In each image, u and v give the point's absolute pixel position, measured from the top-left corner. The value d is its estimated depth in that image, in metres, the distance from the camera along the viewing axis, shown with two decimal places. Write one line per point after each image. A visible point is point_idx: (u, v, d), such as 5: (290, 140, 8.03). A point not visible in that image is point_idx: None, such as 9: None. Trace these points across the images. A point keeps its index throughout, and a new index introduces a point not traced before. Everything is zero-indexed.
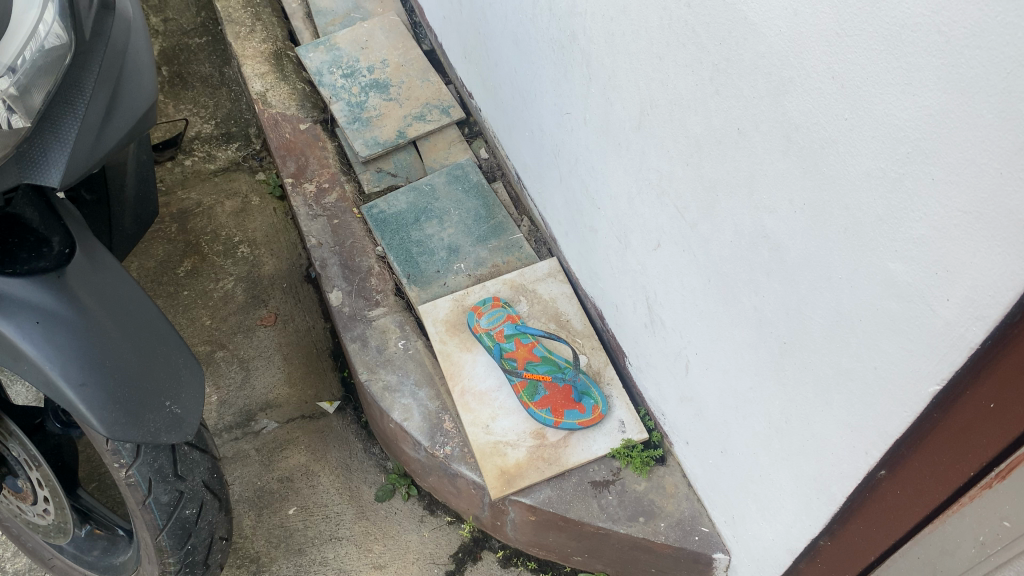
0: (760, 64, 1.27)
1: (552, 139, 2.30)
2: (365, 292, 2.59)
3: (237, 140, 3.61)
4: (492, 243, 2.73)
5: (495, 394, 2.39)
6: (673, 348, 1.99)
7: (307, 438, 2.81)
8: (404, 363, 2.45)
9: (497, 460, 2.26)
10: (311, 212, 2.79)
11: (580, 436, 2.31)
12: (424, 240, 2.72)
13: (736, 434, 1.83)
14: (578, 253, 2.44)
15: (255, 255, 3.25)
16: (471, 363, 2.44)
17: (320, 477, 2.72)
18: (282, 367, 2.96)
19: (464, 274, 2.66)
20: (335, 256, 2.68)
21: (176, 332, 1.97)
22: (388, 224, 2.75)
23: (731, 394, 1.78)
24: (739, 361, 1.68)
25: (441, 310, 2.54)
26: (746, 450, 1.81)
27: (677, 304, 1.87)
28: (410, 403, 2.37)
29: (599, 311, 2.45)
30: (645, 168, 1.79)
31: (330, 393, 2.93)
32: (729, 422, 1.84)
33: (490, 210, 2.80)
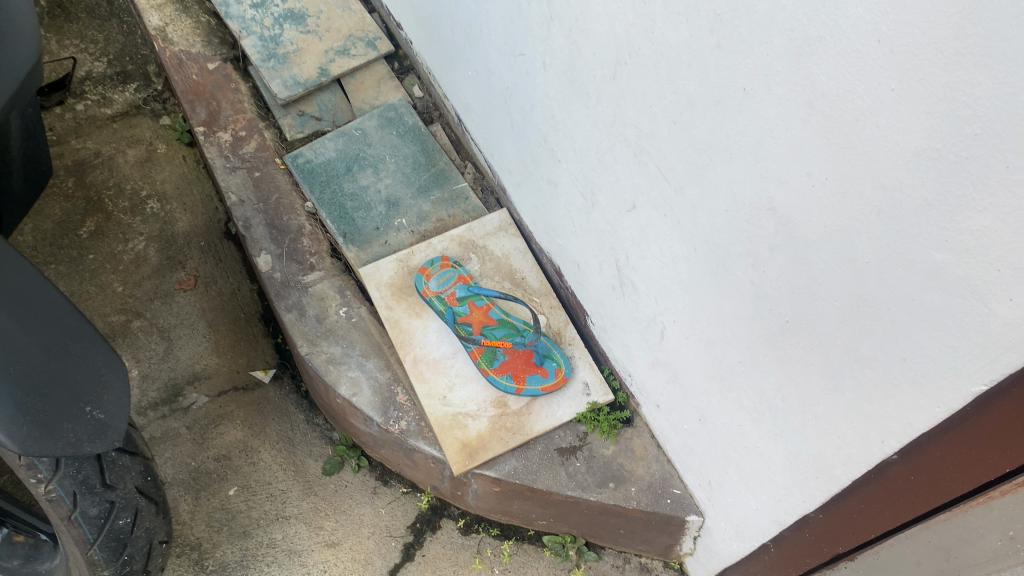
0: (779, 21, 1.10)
1: (503, 83, 2.09)
2: (298, 255, 2.36)
3: (135, 79, 3.23)
4: (434, 194, 2.49)
5: (451, 362, 2.24)
6: (646, 314, 1.85)
7: (243, 411, 2.60)
8: (348, 333, 2.25)
9: (457, 433, 2.12)
10: (228, 164, 2.50)
11: (544, 401, 2.19)
12: (359, 193, 2.48)
13: (719, 405, 1.72)
14: (532, 205, 2.26)
15: (167, 210, 2.93)
16: (422, 329, 2.28)
17: (261, 454, 2.53)
18: (209, 336, 2.72)
19: (406, 231, 2.44)
20: (260, 215, 2.42)
21: (97, 331, 1.72)
22: (317, 176, 2.50)
23: (715, 366, 1.66)
24: (727, 334, 1.56)
25: (385, 272, 2.34)
26: (729, 423, 1.71)
27: (653, 270, 1.73)
28: (358, 376, 2.19)
29: (557, 267, 2.30)
30: (619, 123, 1.61)
31: (263, 361, 2.71)
32: (711, 393, 1.73)
33: (430, 157, 2.56)
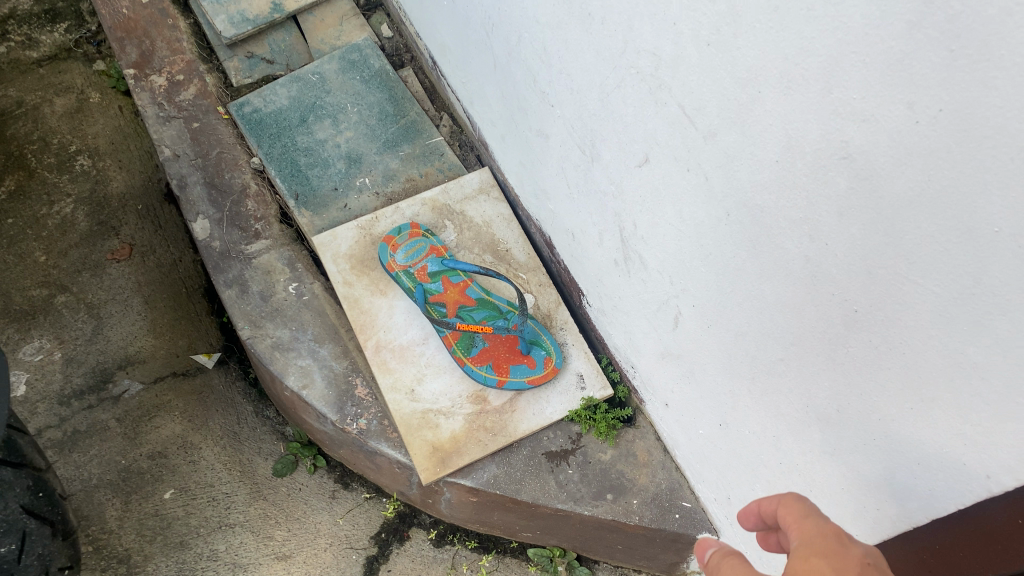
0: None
1: (484, 13, 1.72)
2: (240, 220, 2.02)
3: (66, 19, 2.78)
4: (404, 150, 2.12)
5: (421, 349, 1.90)
6: (657, 295, 1.51)
7: (182, 401, 2.25)
8: (299, 314, 1.92)
9: (427, 434, 1.79)
10: (162, 113, 2.13)
11: (530, 396, 1.85)
12: (315, 149, 2.11)
13: (745, 410, 1.39)
14: (518, 163, 1.90)
15: (99, 168, 2.55)
16: (387, 310, 1.93)
17: (202, 452, 2.19)
18: (144, 313, 2.35)
19: (370, 193, 2.07)
20: (198, 172, 2.06)
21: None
22: (266, 128, 2.13)
23: (742, 363, 1.33)
24: (762, 324, 1.22)
25: (344, 242, 1.99)
26: (757, 432, 1.38)
27: (666, 243, 1.39)
28: (310, 365, 1.86)
29: (547, 237, 1.95)
30: (631, 50, 1.25)
31: (206, 344, 2.36)
32: (736, 393, 1.40)
33: (400, 106, 2.18)
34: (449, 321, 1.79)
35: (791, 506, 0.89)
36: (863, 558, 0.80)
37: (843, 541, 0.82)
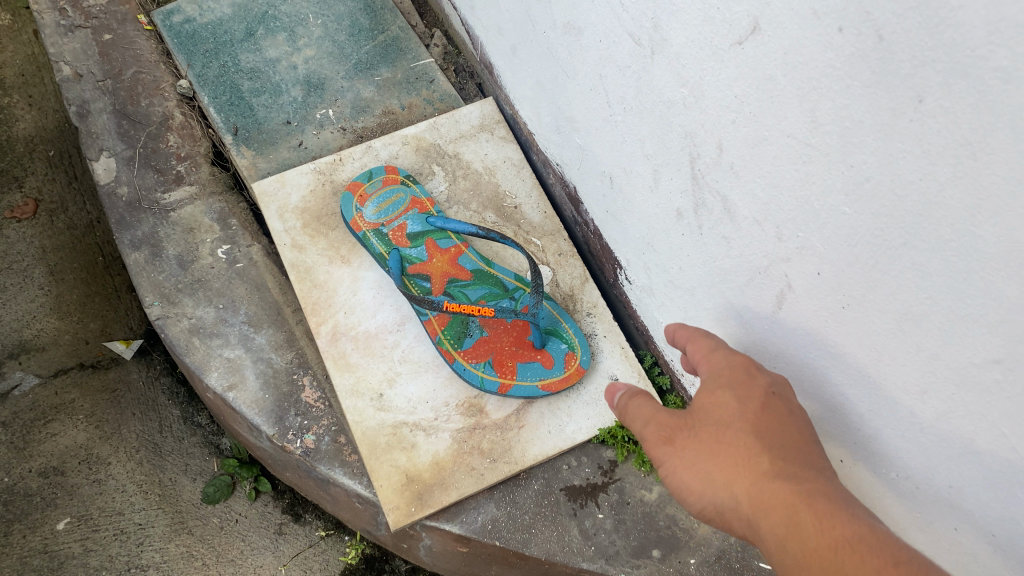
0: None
1: None
2: (157, 160, 1.50)
3: None
4: (382, 74, 1.60)
5: (393, 337, 1.37)
6: (748, 259, 0.99)
7: (88, 402, 1.73)
8: (229, 288, 1.41)
9: (398, 457, 1.26)
10: (64, 21, 1.61)
11: (545, 407, 1.32)
12: (263, 70, 1.59)
13: (899, 439, 0.88)
14: (535, 83, 1.37)
15: (3, 105, 2.02)
16: (349, 284, 1.40)
17: (110, 468, 1.67)
18: (48, 287, 1.83)
19: (334, 127, 1.54)
20: (106, 97, 1.54)
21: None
22: (201, 42, 1.61)
23: (903, 366, 0.81)
24: (968, 302, 0.70)
25: (295, 191, 1.46)
26: (920, 475, 0.87)
27: (778, 171, 0.87)
28: (241, 359, 1.35)
29: (572, 189, 1.43)
30: None
31: (124, 328, 1.83)
32: (887, 413, 0.88)
33: (378, 19, 1.66)
34: (434, 299, 1.26)
35: (702, 343, 1.01)
36: (768, 387, 0.90)
37: (750, 372, 0.92)
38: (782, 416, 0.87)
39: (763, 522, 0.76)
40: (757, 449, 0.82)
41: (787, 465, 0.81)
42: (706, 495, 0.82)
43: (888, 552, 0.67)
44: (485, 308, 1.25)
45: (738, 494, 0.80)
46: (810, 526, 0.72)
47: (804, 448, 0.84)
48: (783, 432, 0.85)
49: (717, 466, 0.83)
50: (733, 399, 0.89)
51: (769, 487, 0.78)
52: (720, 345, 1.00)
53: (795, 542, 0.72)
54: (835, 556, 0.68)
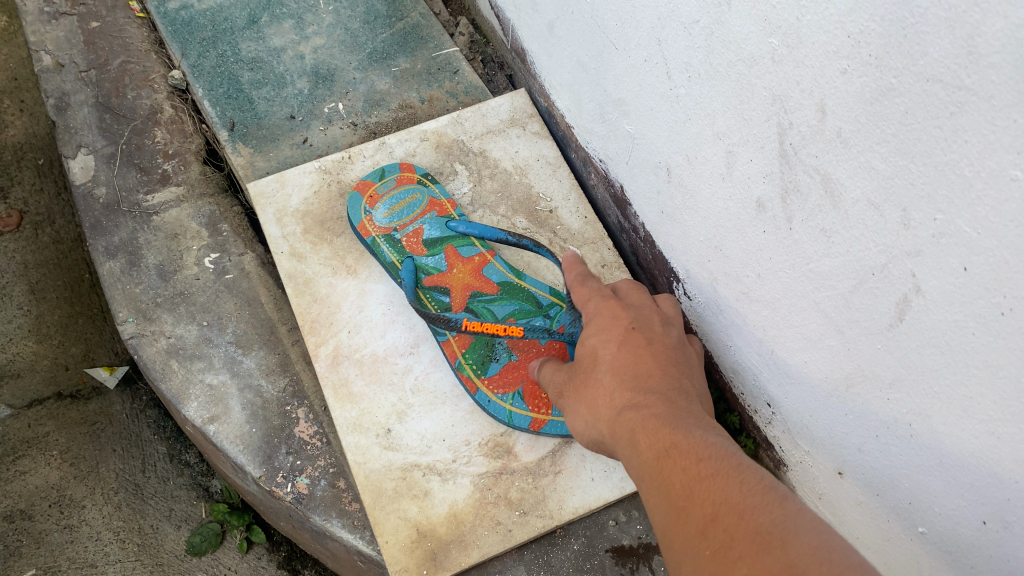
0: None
1: None
2: (142, 157, 1.31)
3: None
4: (400, 64, 1.41)
5: (404, 362, 1.15)
6: (856, 257, 0.77)
7: (65, 436, 1.54)
8: (215, 302, 1.21)
9: (408, 508, 1.05)
10: (49, 8, 1.45)
11: (586, 449, 1.11)
12: (265, 59, 1.40)
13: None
14: (577, 63, 1.16)
15: None
16: (354, 299, 1.19)
17: (84, 512, 1.47)
18: (27, 307, 1.64)
19: (344, 122, 1.35)
20: (88, 89, 1.37)
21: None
22: (197, 29, 1.43)
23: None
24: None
25: (296, 192, 1.26)
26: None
27: (910, 132, 0.65)
28: (226, 386, 1.15)
29: (620, 189, 1.21)
30: None
31: (109, 353, 1.63)
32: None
33: (397, 5, 1.47)
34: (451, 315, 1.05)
35: (581, 293, 0.98)
36: (631, 321, 0.92)
37: (616, 312, 0.93)
38: (642, 343, 0.89)
39: (619, 446, 0.79)
40: (613, 384, 0.85)
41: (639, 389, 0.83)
42: (585, 432, 0.87)
43: (698, 449, 0.68)
44: (514, 328, 1.03)
45: (602, 426, 0.83)
46: (645, 440, 0.74)
47: (663, 368, 0.86)
48: (642, 359, 0.87)
49: (586, 404, 0.87)
50: (598, 339, 0.91)
51: (617, 418, 0.80)
52: (597, 290, 0.98)
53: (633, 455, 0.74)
54: (654, 461, 0.70)
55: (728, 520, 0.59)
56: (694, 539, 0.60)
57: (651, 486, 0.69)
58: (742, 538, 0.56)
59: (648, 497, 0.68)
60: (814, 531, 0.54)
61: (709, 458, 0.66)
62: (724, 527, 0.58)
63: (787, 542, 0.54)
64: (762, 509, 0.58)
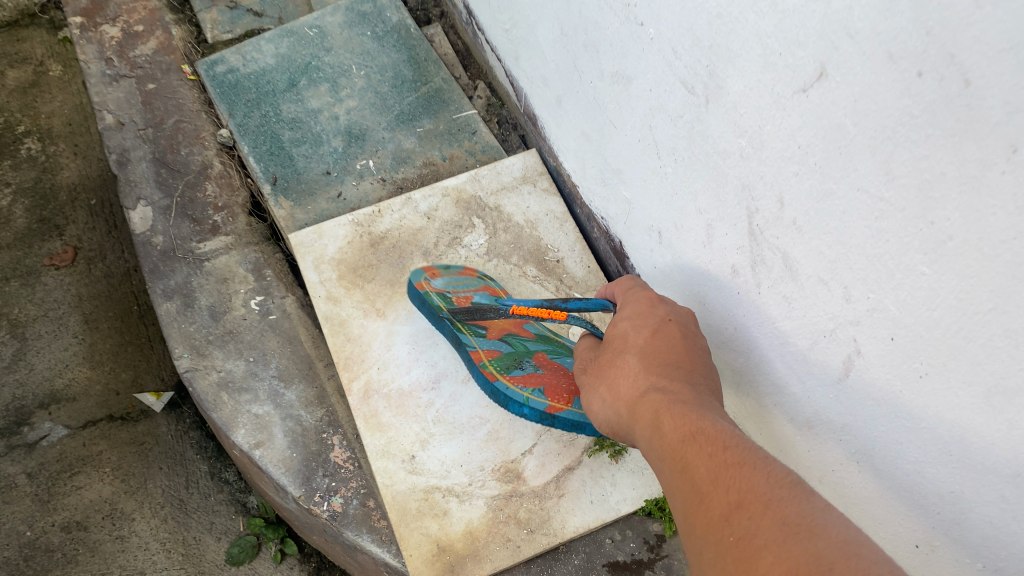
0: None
1: None
2: (194, 209, 1.48)
3: None
4: (424, 125, 1.57)
5: (428, 397, 1.30)
6: (810, 322, 0.92)
7: (116, 454, 1.69)
8: (260, 340, 1.37)
9: (430, 526, 1.20)
10: (110, 71, 1.62)
11: (586, 475, 1.26)
12: (304, 119, 1.56)
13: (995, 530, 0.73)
14: (583, 135, 1.32)
15: (50, 153, 2.04)
16: (383, 339, 1.35)
17: (134, 524, 1.63)
18: (82, 335, 1.82)
19: (374, 179, 1.52)
20: (146, 146, 1.53)
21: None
22: (243, 91, 1.59)
23: (992, 446, 0.70)
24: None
25: (332, 243, 1.42)
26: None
27: (846, 228, 0.80)
28: (269, 415, 1.31)
29: (619, 245, 1.37)
30: None
31: (156, 379, 1.80)
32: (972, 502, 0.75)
33: (422, 70, 1.63)
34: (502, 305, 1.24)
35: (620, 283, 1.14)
36: (665, 317, 1.01)
37: (653, 302, 1.04)
38: (670, 341, 0.98)
39: (641, 429, 0.87)
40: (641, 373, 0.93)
41: (665, 379, 0.91)
42: (609, 414, 0.95)
43: (724, 439, 0.74)
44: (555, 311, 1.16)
45: (626, 409, 0.92)
46: (670, 430, 0.81)
47: (688, 363, 0.95)
48: (667, 354, 0.96)
49: (614, 389, 0.96)
50: (632, 330, 1.01)
51: (643, 403, 0.89)
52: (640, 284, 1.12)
53: (660, 444, 0.81)
54: (683, 450, 0.77)
55: (753, 509, 0.65)
56: (722, 523, 0.67)
57: (679, 473, 0.75)
58: (768, 523, 0.63)
59: (676, 483, 0.75)
60: (834, 520, 0.61)
61: (735, 448, 0.72)
62: (748, 515, 0.65)
63: (811, 529, 0.60)
64: (787, 499, 0.65)
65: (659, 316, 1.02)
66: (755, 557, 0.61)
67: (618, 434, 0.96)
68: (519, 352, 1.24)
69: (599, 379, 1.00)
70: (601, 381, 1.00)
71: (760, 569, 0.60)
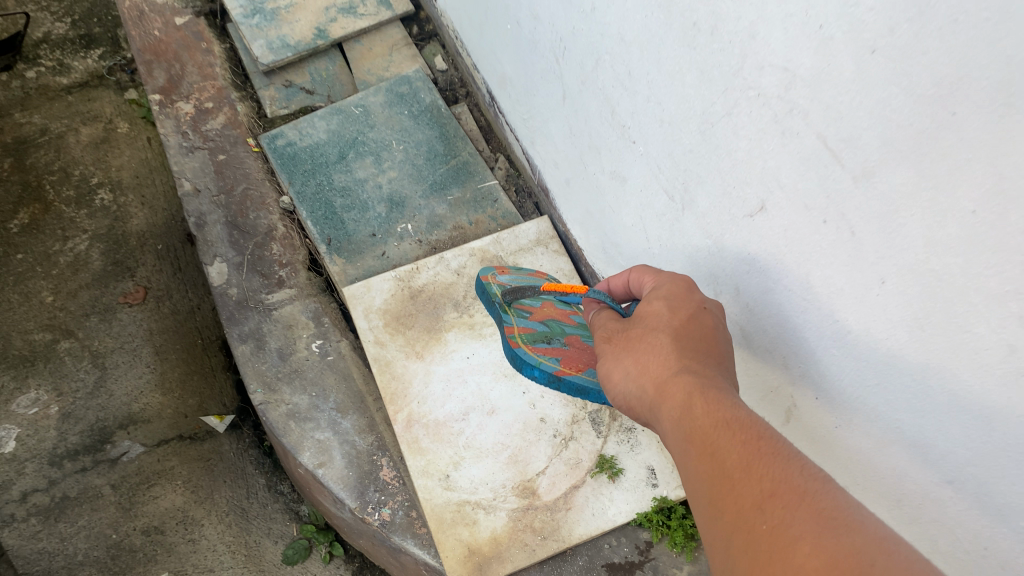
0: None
1: (554, 36, 1.45)
2: (262, 266, 1.76)
3: (102, 45, 2.61)
4: (453, 194, 1.86)
5: (460, 426, 1.58)
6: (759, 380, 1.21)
7: (186, 469, 1.98)
8: (320, 378, 1.65)
9: (462, 532, 1.48)
10: (186, 143, 1.90)
11: (590, 493, 1.54)
12: (353, 188, 1.86)
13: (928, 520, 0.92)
14: (587, 212, 1.61)
15: (121, 204, 2.34)
16: (422, 378, 1.62)
17: (203, 529, 1.91)
18: (153, 365, 2.10)
19: (412, 240, 1.81)
20: (219, 210, 1.82)
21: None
22: (300, 163, 1.88)
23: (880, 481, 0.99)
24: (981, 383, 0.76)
25: (378, 295, 1.71)
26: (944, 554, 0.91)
27: (783, 317, 1.09)
28: (329, 440, 1.59)
29: None
30: (753, 68, 0.97)
31: (218, 405, 2.08)
32: (911, 491, 0.94)
33: (451, 145, 1.92)
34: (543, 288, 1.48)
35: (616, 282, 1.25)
36: (700, 303, 1.05)
37: (691, 290, 1.07)
38: (701, 326, 1.02)
39: (668, 403, 0.92)
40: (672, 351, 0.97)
41: (693, 363, 0.95)
42: (630, 383, 1.00)
43: (756, 432, 0.80)
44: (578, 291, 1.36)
45: (652, 383, 0.96)
46: (703, 414, 0.85)
47: (714, 353, 0.99)
48: (696, 338, 1.00)
49: (639, 361, 1.00)
50: (663, 308, 1.05)
51: (675, 382, 0.93)
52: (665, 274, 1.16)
53: (691, 424, 0.86)
54: (713, 435, 0.82)
55: (791, 501, 0.70)
56: (754, 513, 0.72)
57: (710, 456, 0.80)
58: (803, 517, 0.68)
59: (705, 463, 0.80)
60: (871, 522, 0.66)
61: (767, 443, 0.78)
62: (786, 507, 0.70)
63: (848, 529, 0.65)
64: (823, 497, 0.70)
65: (696, 304, 1.05)
66: (787, 540, 0.67)
67: (635, 405, 1.00)
68: (552, 332, 1.45)
69: (625, 350, 1.04)
70: (623, 354, 1.03)
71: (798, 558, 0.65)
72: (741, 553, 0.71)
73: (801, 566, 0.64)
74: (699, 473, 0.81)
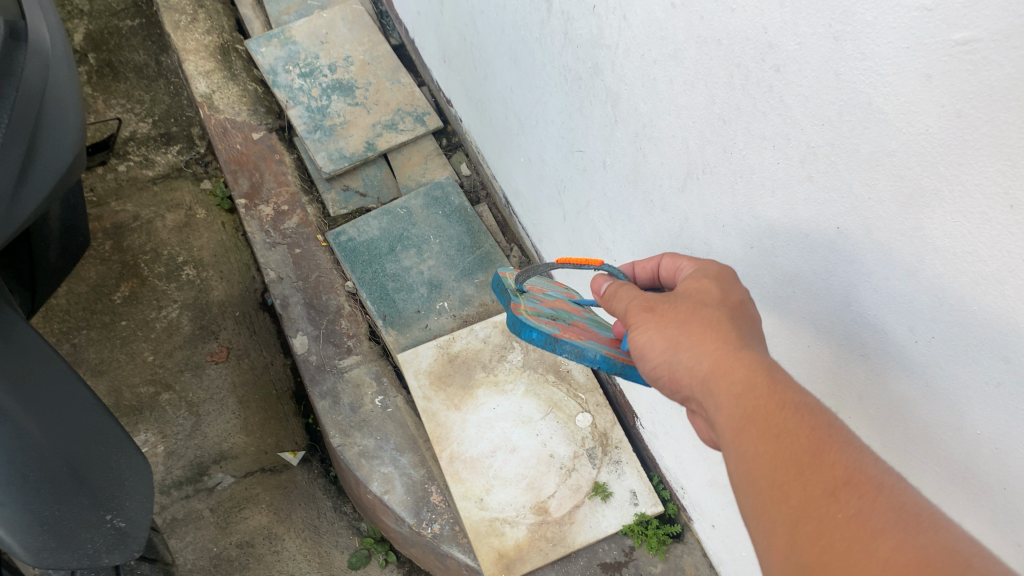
0: (900, 107, 0.89)
1: (557, 177, 1.98)
2: (334, 337, 2.29)
3: (179, 141, 3.18)
4: (478, 277, 2.40)
5: (490, 461, 2.10)
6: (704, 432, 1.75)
7: (268, 495, 2.49)
8: (383, 424, 2.18)
9: (494, 541, 2.00)
10: (268, 240, 2.43)
11: (588, 510, 2.06)
12: (401, 274, 2.39)
13: None
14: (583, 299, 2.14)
15: (203, 278, 2.88)
16: (460, 424, 2.14)
17: (284, 543, 2.42)
18: (238, 412, 2.62)
19: (447, 315, 2.34)
20: (298, 294, 2.35)
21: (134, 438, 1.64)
22: (359, 254, 2.41)
23: None
24: (937, 370, 0.96)
25: (424, 360, 2.24)
26: (944, 503, 1.04)
27: None
28: (391, 472, 2.10)
29: None
30: (688, 237, 1.50)
31: (291, 442, 2.62)
32: None
33: (476, 239, 2.47)
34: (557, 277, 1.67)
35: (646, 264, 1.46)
36: (742, 292, 1.16)
37: (726, 278, 1.19)
38: (744, 313, 1.12)
39: (723, 380, 1.01)
40: (724, 332, 1.06)
41: (742, 345, 1.05)
42: (681, 359, 1.07)
43: (822, 421, 0.91)
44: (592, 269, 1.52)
45: (708, 364, 1.04)
46: (764, 397, 0.95)
47: (757, 336, 1.08)
48: (741, 322, 1.09)
49: (691, 339, 1.08)
50: (709, 294, 1.15)
51: (731, 363, 1.02)
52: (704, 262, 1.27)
53: (752, 406, 0.95)
54: (780, 418, 0.92)
55: (866, 497, 0.81)
56: (828, 499, 0.83)
57: (775, 442, 0.90)
58: (881, 510, 0.79)
59: (769, 448, 0.90)
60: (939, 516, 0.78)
61: (830, 431, 0.89)
62: (858, 497, 0.81)
63: (922, 523, 0.77)
64: (892, 491, 0.81)
65: (741, 291, 1.16)
66: (870, 534, 0.78)
67: (674, 375, 1.09)
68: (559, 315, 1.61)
69: (665, 324, 1.12)
70: (671, 328, 1.10)
71: (879, 547, 0.76)
72: (815, 535, 0.81)
73: (886, 553, 0.75)
74: (762, 451, 0.91)
